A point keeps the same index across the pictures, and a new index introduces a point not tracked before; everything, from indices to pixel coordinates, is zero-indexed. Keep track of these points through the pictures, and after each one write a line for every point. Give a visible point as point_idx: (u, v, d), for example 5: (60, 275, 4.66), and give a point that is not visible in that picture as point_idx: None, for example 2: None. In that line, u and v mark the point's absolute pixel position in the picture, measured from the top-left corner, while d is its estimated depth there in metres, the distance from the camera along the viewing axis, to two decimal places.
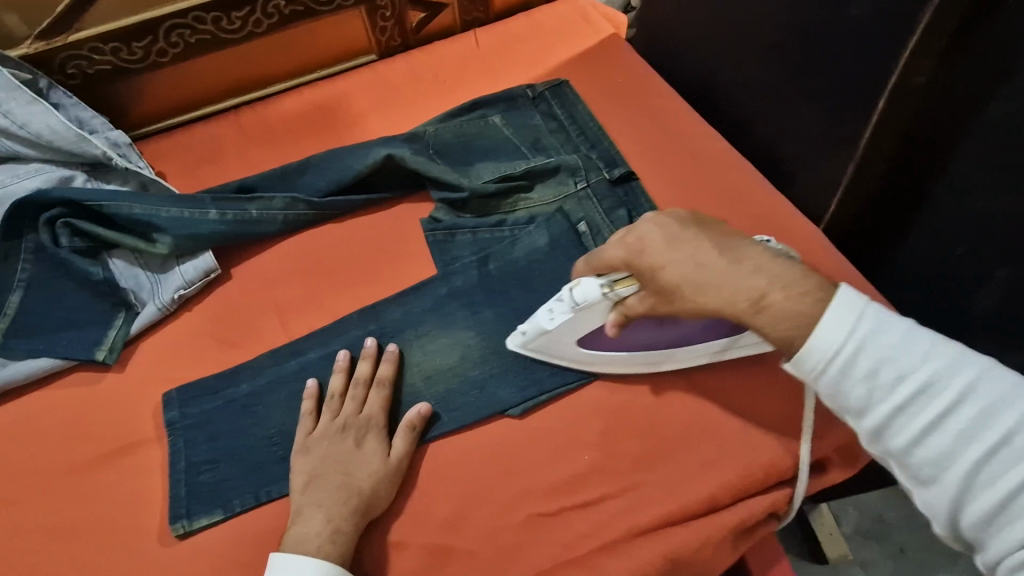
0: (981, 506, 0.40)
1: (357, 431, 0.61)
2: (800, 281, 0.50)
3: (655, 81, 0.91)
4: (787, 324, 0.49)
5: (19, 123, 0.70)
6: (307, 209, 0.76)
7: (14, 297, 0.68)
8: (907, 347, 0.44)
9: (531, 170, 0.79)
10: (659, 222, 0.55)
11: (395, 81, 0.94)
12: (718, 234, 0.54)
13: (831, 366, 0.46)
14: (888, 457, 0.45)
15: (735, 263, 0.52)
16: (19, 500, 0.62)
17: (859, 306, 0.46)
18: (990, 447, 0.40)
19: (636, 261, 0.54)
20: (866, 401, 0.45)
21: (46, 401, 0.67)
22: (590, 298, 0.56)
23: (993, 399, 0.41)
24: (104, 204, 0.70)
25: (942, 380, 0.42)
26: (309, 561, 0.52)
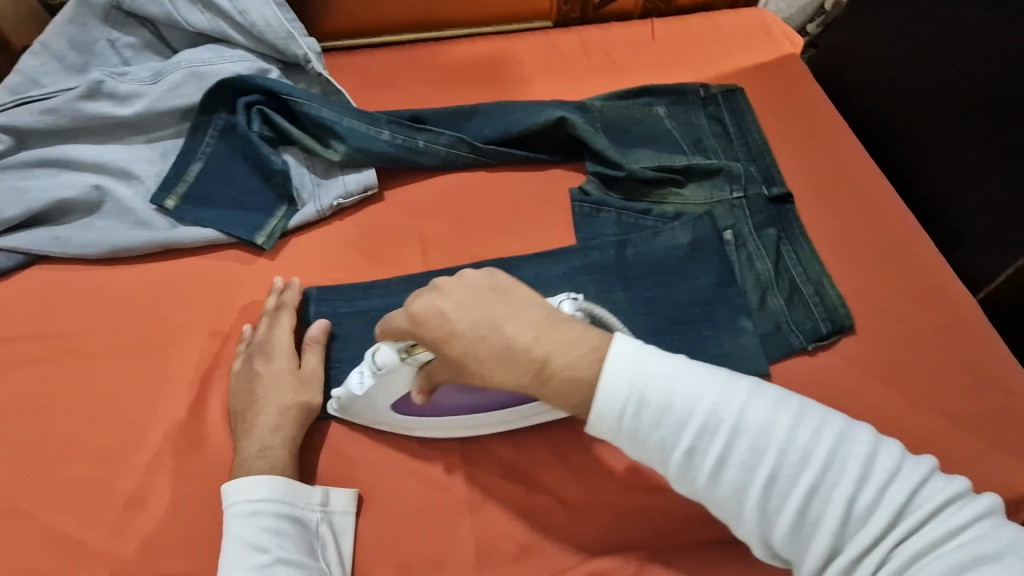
0: (779, 526, 0.43)
1: (262, 355, 0.64)
2: (577, 342, 0.48)
3: (829, 110, 0.89)
4: (572, 395, 0.47)
5: (240, 10, 0.75)
6: (470, 152, 0.79)
7: (195, 166, 0.74)
8: (679, 390, 0.45)
9: (690, 167, 0.79)
10: (444, 288, 0.50)
11: (567, 51, 0.95)
12: (496, 295, 0.50)
13: (626, 416, 0.45)
14: (695, 496, 0.46)
15: (513, 328, 0.48)
16: (166, 349, 0.66)
17: (633, 350, 0.46)
18: (767, 470, 0.43)
19: (422, 332, 0.49)
20: (662, 447, 0.45)
21: (201, 267, 0.71)
22: (389, 361, 0.54)
23: (762, 426, 0.43)
24: (297, 101, 0.75)
25: (714, 416, 0.44)
26: (255, 479, 0.55)
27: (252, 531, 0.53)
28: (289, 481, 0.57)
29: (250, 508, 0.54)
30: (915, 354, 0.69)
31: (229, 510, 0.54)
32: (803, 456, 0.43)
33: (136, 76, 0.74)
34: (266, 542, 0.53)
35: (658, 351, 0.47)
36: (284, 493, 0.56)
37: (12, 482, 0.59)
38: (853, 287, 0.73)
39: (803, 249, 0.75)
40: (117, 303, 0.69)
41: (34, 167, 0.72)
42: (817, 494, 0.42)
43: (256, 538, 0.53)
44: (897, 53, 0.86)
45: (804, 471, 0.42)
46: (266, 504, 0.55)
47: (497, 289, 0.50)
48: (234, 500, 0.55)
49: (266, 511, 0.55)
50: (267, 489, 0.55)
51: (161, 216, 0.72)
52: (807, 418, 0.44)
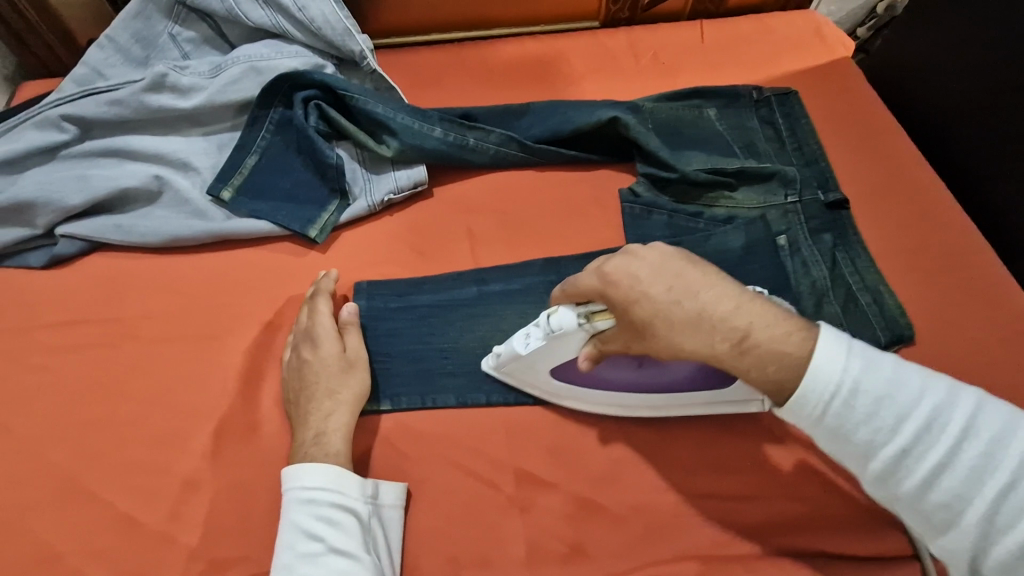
0: (1007, 546, 0.42)
1: (306, 341, 0.64)
2: (775, 319, 0.47)
3: (885, 116, 0.87)
4: (768, 367, 0.47)
5: (299, 6, 0.76)
6: (520, 150, 0.79)
7: (250, 159, 0.75)
8: (899, 388, 0.45)
9: (744, 170, 0.77)
10: (645, 253, 0.48)
11: (615, 52, 0.94)
12: (695, 266, 0.49)
13: (835, 407, 0.45)
14: (896, 499, 0.46)
15: (712, 297, 0.47)
16: (221, 337, 0.68)
17: (844, 340, 0.46)
18: (997, 483, 0.42)
19: (612, 293, 0.48)
20: (871, 446, 0.45)
21: (254, 258, 0.73)
22: (566, 324, 0.53)
23: (997, 437, 0.43)
24: (352, 97, 0.76)
25: (938, 418, 0.44)
26: (307, 463, 0.56)
27: (307, 519, 0.54)
28: (343, 471, 0.56)
29: (306, 497, 0.55)
30: (978, 367, 0.66)
31: (288, 494, 0.55)
32: None
33: (197, 70, 0.76)
34: (319, 531, 0.54)
35: (876, 349, 0.47)
36: (338, 483, 0.56)
37: (73, 461, 0.61)
38: (912, 297, 0.71)
39: (860, 257, 0.73)
40: (173, 290, 0.70)
41: (99, 157, 0.74)
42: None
43: (310, 526, 0.54)
44: (958, 64, 0.85)
45: None
46: (320, 492, 0.55)
47: (690, 256, 0.49)
48: (291, 484, 0.55)
49: (321, 500, 0.55)
50: (322, 478, 0.55)
51: (217, 207, 0.73)
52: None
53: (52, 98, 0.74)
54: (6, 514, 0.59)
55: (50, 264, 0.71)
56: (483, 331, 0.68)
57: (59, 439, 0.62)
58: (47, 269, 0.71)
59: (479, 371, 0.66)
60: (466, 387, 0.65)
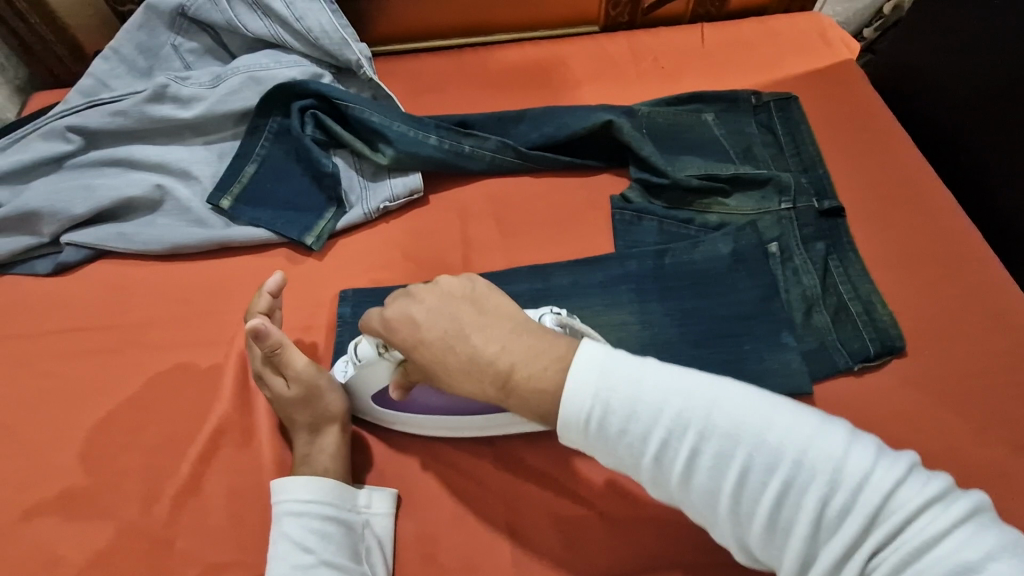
0: (754, 531, 0.42)
1: (260, 378, 0.63)
2: (540, 353, 0.49)
3: (887, 119, 0.85)
4: (533, 404, 0.48)
5: (297, 17, 0.77)
6: (515, 157, 0.79)
7: (249, 168, 0.76)
8: (641, 396, 0.45)
9: (738, 177, 0.77)
10: (419, 295, 0.52)
11: (614, 56, 0.94)
12: (468, 306, 0.52)
13: (591, 422, 0.45)
14: (670, 498, 0.46)
15: (479, 339, 0.50)
16: (219, 344, 0.69)
17: (590, 354, 0.46)
18: (733, 476, 0.42)
19: (393, 337, 0.52)
20: (630, 454, 0.45)
21: (252, 265, 0.74)
22: (367, 355, 0.57)
23: (728, 429, 0.43)
24: (348, 105, 0.77)
25: (680, 422, 0.44)
26: (306, 478, 0.57)
27: (299, 531, 0.55)
28: (336, 484, 0.58)
29: (298, 510, 0.56)
30: (976, 376, 0.65)
31: (281, 506, 0.56)
32: (772, 460, 0.42)
33: (198, 81, 0.78)
34: (312, 543, 0.55)
35: (621, 355, 0.47)
36: (330, 495, 0.57)
37: (75, 465, 0.63)
38: (909, 305, 0.70)
39: (853, 265, 0.72)
40: (173, 297, 0.72)
41: (102, 167, 0.75)
42: (787, 499, 0.41)
43: (303, 538, 0.55)
44: (963, 65, 0.84)
45: (773, 475, 0.42)
46: (313, 505, 0.56)
47: (471, 297, 0.52)
48: (285, 497, 0.57)
49: (312, 512, 0.56)
50: (314, 491, 0.57)
51: (217, 215, 0.74)
52: (778, 419, 0.43)
53: (58, 110, 0.76)
54: (11, 514, 0.60)
55: (55, 272, 0.73)
56: None
57: (61, 443, 0.64)
58: (53, 276, 0.73)
59: None
60: None
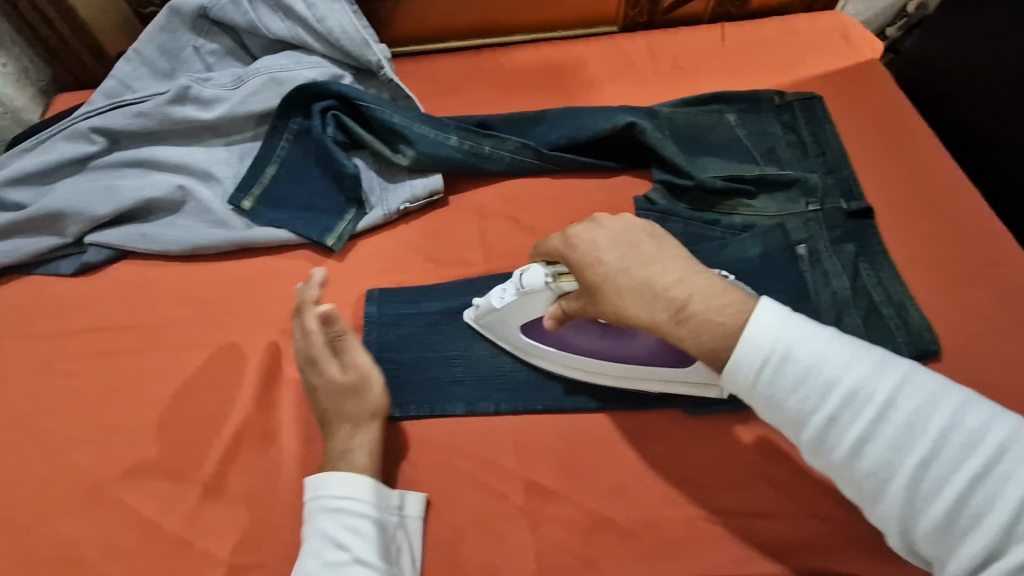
0: (929, 512, 0.43)
1: (308, 364, 0.63)
2: (717, 291, 0.50)
3: (913, 119, 0.84)
4: (704, 337, 0.50)
5: (318, 18, 0.77)
6: (535, 158, 0.78)
7: (270, 169, 0.76)
8: (828, 361, 0.46)
9: (763, 178, 0.76)
10: (607, 223, 0.54)
11: (633, 56, 0.93)
12: (653, 241, 0.53)
13: (772, 375, 0.47)
14: (835, 468, 0.47)
15: (658, 267, 0.51)
16: (240, 344, 0.69)
17: (781, 314, 0.48)
18: (919, 451, 0.43)
19: (572, 255, 0.54)
20: (802, 414, 0.47)
21: (273, 266, 0.74)
22: (536, 282, 0.57)
23: (917, 408, 0.44)
24: (369, 106, 0.76)
25: (867, 390, 0.45)
26: (343, 473, 0.57)
27: (334, 528, 0.55)
28: (373, 482, 0.57)
29: (332, 506, 0.56)
30: (1009, 381, 0.64)
31: (319, 502, 0.56)
32: (965, 444, 0.43)
33: (219, 82, 0.78)
34: (347, 540, 0.54)
35: (816, 324, 0.49)
36: (365, 492, 0.56)
37: (97, 464, 0.63)
38: (939, 309, 0.69)
39: (883, 269, 0.71)
40: (194, 298, 0.72)
41: (125, 168, 0.76)
42: (977, 485, 0.42)
43: (338, 535, 0.54)
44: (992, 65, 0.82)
45: (963, 458, 0.42)
46: (349, 501, 0.56)
47: (654, 234, 0.53)
48: (323, 493, 0.56)
49: (347, 509, 0.55)
50: (349, 488, 0.56)
51: (238, 216, 0.75)
52: (975, 412, 0.44)
53: (82, 111, 0.76)
54: (34, 514, 0.61)
55: (79, 272, 0.74)
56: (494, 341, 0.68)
57: (84, 443, 0.64)
58: (77, 276, 0.74)
59: (491, 381, 0.66)
60: (475, 396, 0.65)
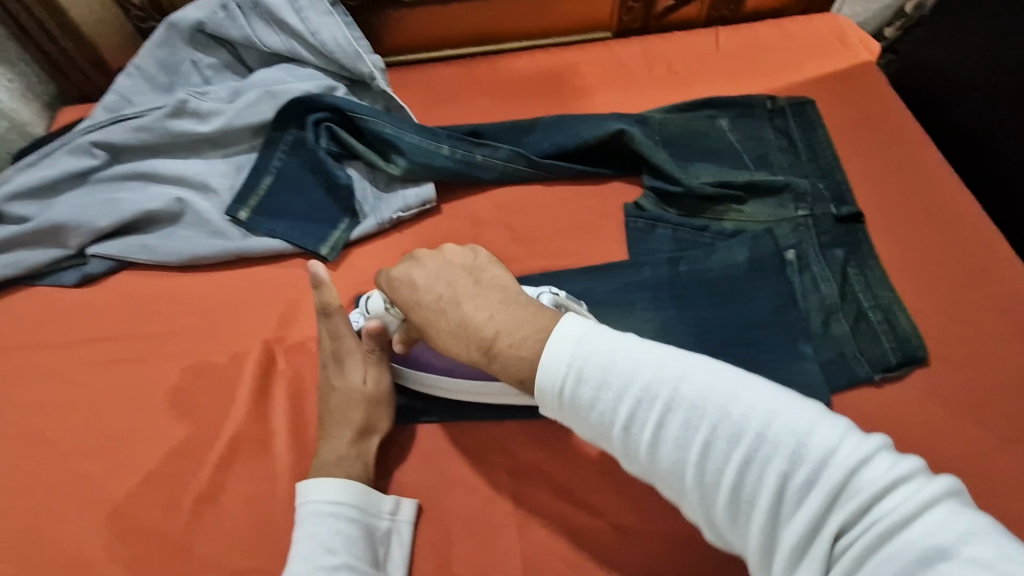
0: (718, 504, 0.42)
1: (334, 365, 0.65)
2: (522, 326, 0.52)
3: (908, 122, 0.84)
4: (515, 371, 0.51)
5: (311, 31, 0.79)
6: (526, 165, 0.79)
7: (266, 180, 0.78)
8: (616, 365, 0.46)
9: (753, 183, 0.76)
10: (421, 263, 0.58)
11: (628, 62, 0.93)
12: (463, 276, 0.57)
13: (566, 386, 0.47)
14: (641, 470, 0.46)
15: (468, 306, 0.55)
16: (237, 353, 0.70)
17: (571, 322, 0.49)
18: (701, 446, 0.43)
19: (396, 296, 0.59)
20: (601, 420, 0.46)
21: (269, 275, 0.75)
22: (377, 308, 0.65)
23: (695, 399, 0.44)
24: (362, 117, 0.78)
25: (651, 389, 0.45)
26: (337, 479, 0.58)
27: (326, 532, 0.55)
28: (366, 489, 0.59)
29: (320, 510, 0.56)
30: (997, 383, 0.64)
31: (311, 505, 0.57)
32: (736, 432, 0.42)
33: (216, 96, 0.79)
34: (338, 545, 0.55)
35: (601, 327, 0.49)
36: (356, 497, 0.58)
37: (99, 471, 0.65)
38: (931, 314, 0.68)
39: (873, 273, 0.71)
40: (193, 308, 0.74)
41: (126, 180, 0.78)
42: (751, 471, 0.41)
43: (329, 539, 0.55)
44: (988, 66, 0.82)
45: (737, 446, 0.42)
46: (342, 506, 0.57)
47: (467, 268, 0.58)
48: (316, 496, 0.57)
49: (339, 514, 0.56)
50: (340, 492, 0.57)
51: (234, 226, 0.76)
52: (745, 394, 0.43)
53: (84, 126, 0.79)
54: (39, 519, 0.63)
55: (82, 283, 0.76)
56: None
57: (86, 450, 0.66)
58: (80, 286, 0.76)
59: None
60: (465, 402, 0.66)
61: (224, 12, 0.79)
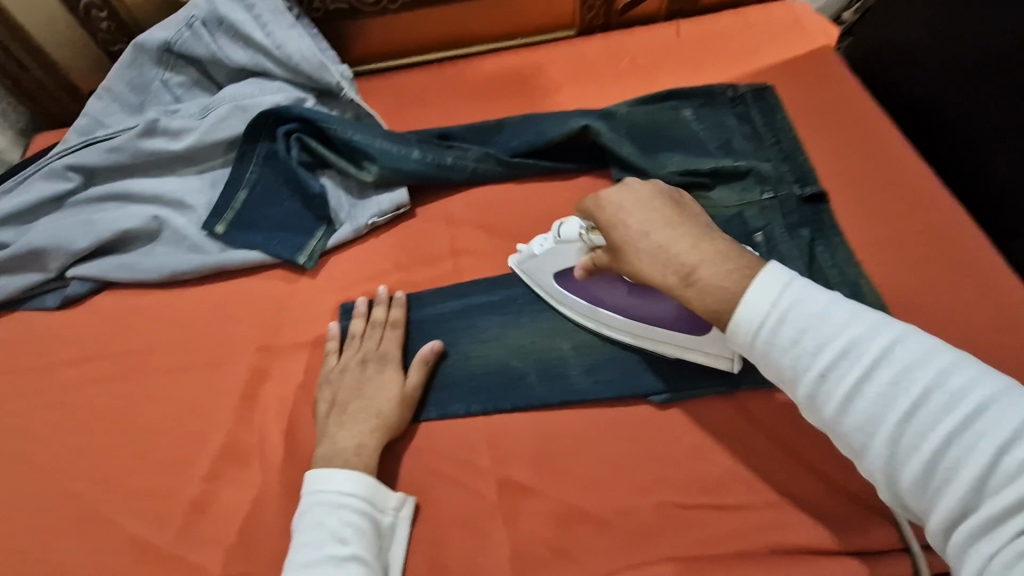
0: (908, 467, 0.42)
1: (375, 363, 0.68)
2: (727, 260, 0.53)
3: (866, 102, 0.86)
4: (712, 299, 0.52)
5: (276, 45, 0.80)
6: (497, 165, 0.81)
7: (241, 193, 0.79)
8: (827, 319, 0.47)
9: (719, 170, 0.78)
10: (633, 187, 0.59)
11: (593, 59, 0.95)
12: (670, 206, 0.58)
13: (765, 331, 0.49)
14: (826, 425, 0.48)
15: (674, 233, 0.56)
16: (221, 365, 0.71)
17: (783, 277, 0.49)
18: (905, 406, 0.43)
19: (599, 215, 0.60)
20: (793, 369, 0.48)
21: (249, 286, 0.76)
22: (571, 234, 0.64)
23: (909, 363, 0.43)
24: (331, 127, 0.79)
25: (860, 347, 0.45)
26: (349, 471, 0.59)
27: (337, 522, 0.56)
28: (377, 483, 0.60)
29: (334, 499, 0.57)
30: (958, 349, 0.66)
31: (323, 494, 0.58)
32: (950, 400, 0.41)
33: (187, 113, 0.81)
34: (348, 535, 0.55)
35: (813, 285, 0.49)
36: (356, 485, 0.58)
37: (89, 489, 0.66)
38: (899, 287, 0.70)
39: (839, 250, 0.73)
40: (175, 323, 0.75)
41: (103, 201, 0.79)
42: (956, 442, 0.41)
43: (339, 530, 0.56)
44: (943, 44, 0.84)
45: (948, 414, 0.41)
46: (354, 498, 0.58)
47: (674, 200, 0.58)
48: (329, 486, 0.58)
49: (338, 503, 0.57)
50: (339, 483, 0.58)
51: (212, 241, 0.77)
52: (965, 370, 0.42)
53: (58, 150, 0.80)
54: (30, 542, 0.63)
55: (63, 305, 0.77)
56: (465, 346, 0.71)
57: (75, 469, 0.67)
58: (62, 308, 0.77)
59: (463, 383, 0.68)
60: (448, 399, 0.67)
61: (190, 31, 0.80)
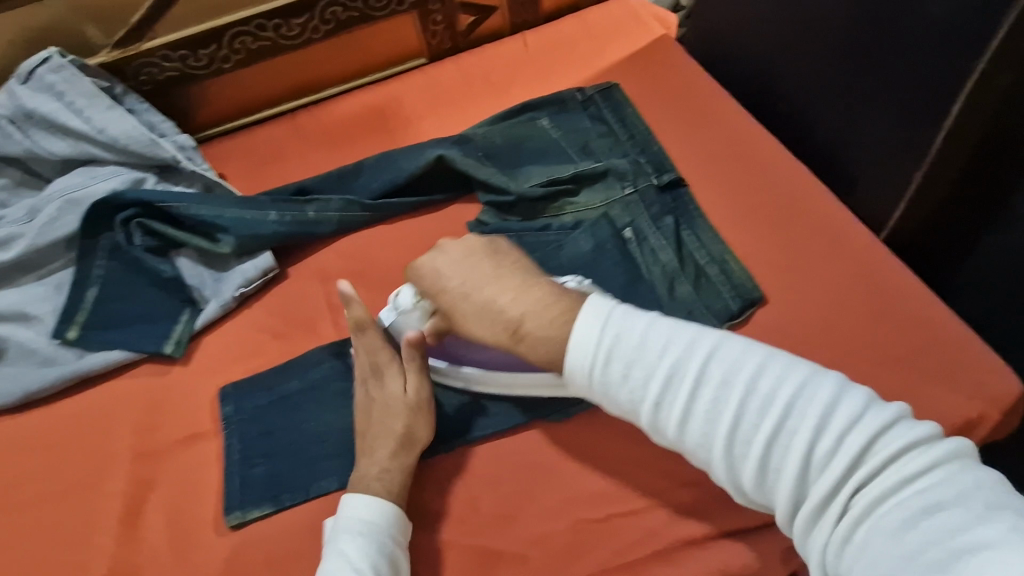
0: (746, 472, 0.45)
1: (374, 379, 0.63)
2: (549, 308, 0.54)
3: (706, 82, 0.89)
4: (542, 351, 0.53)
5: (98, 129, 0.76)
6: (360, 210, 0.79)
7: (91, 292, 0.73)
8: (648, 347, 0.48)
9: (579, 174, 0.79)
10: (448, 249, 0.60)
11: (447, 84, 0.95)
12: (487, 260, 0.59)
13: (600, 369, 0.50)
14: (673, 444, 0.49)
15: (495, 290, 0.57)
16: (98, 484, 0.66)
17: (600, 312, 0.51)
18: (730, 416, 0.45)
19: (422, 284, 0.61)
20: (633, 401, 0.49)
21: (117, 391, 0.71)
22: (408, 304, 0.64)
23: (725, 374, 0.46)
24: (175, 205, 0.75)
25: (682, 368, 0.47)
26: (371, 498, 0.56)
27: (355, 551, 0.53)
28: (400, 516, 0.57)
29: (355, 526, 0.54)
30: (823, 306, 0.69)
31: (345, 522, 0.55)
32: (765, 402, 0.45)
33: (13, 218, 0.75)
34: (364, 567, 0.52)
35: (632, 311, 0.51)
36: (376, 514, 0.55)
37: None
38: (763, 256, 0.73)
39: (703, 230, 0.75)
40: (39, 449, 0.68)
41: None
42: (777, 440, 0.44)
43: (357, 560, 0.52)
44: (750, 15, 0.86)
45: (766, 416, 0.45)
46: (375, 528, 0.55)
47: (491, 252, 0.59)
48: (351, 513, 0.55)
49: (369, 534, 0.54)
50: (363, 508, 0.55)
51: (66, 349, 0.71)
52: (772, 369, 0.46)
53: None
54: None
55: None
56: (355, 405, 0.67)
57: None
58: None
59: None
60: (346, 466, 0.63)
61: None
